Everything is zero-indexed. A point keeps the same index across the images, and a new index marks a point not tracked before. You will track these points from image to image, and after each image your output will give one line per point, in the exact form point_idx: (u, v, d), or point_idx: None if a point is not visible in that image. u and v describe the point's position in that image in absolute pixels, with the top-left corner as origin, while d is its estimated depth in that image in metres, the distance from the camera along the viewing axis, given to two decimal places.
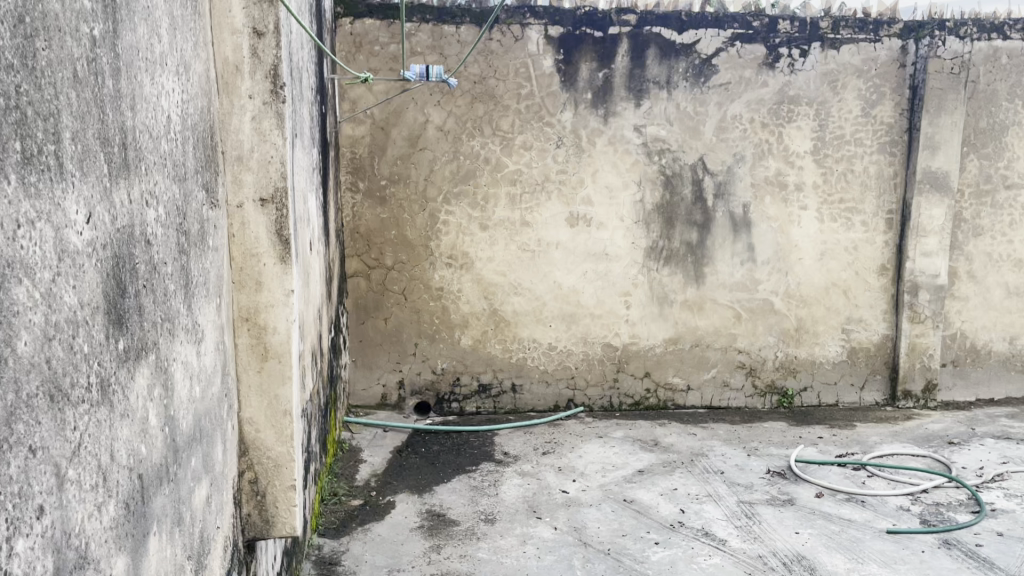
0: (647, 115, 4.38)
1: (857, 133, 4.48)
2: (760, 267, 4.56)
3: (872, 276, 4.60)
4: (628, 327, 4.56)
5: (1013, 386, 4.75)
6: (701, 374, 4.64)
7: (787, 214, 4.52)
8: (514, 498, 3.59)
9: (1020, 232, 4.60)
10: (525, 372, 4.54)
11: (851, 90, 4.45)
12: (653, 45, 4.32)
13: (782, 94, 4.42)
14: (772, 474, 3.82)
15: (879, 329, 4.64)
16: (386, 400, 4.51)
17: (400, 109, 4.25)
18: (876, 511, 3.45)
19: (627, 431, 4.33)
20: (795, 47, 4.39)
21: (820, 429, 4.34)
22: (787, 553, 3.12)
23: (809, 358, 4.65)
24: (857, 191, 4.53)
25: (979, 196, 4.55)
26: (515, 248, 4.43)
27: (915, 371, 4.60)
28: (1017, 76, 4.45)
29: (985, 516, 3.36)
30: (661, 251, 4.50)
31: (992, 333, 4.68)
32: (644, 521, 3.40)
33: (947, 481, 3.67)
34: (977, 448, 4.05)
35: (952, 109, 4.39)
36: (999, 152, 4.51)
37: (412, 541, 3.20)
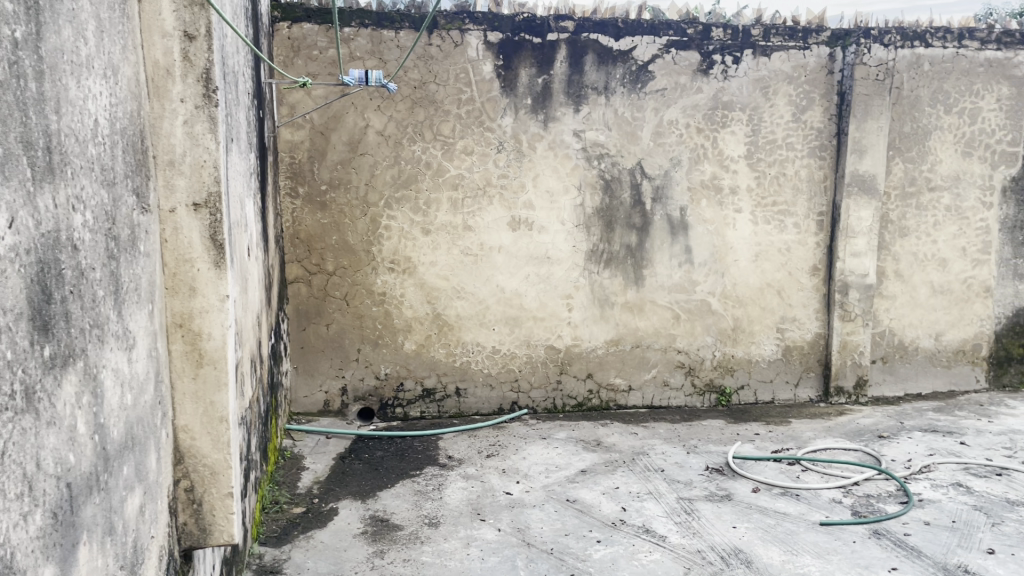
0: (586, 120, 4.45)
1: (788, 138, 4.61)
2: (697, 269, 4.66)
3: (804, 277, 4.74)
4: (570, 329, 4.61)
5: (940, 381, 4.87)
6: (642, 375, 4.71)
7: (722, 217, 4.63)
8: (458, 502, 3.60)
9: (944, 233, 4.74)
10: (469, 376, 4.56)
11: (782, 96, 4.58)
12: (591, 50, 4.39)
13: (716, 100, 4.53)
14: (710, 471, 3.91)
15: (812, 328, 4.77)
16: (329, 407, 4.47)
17: (340, 114, 4.24)
18: (810, 504, 3.56)
19: (570, 432, 4.38)
20: (728, 54, 4.50)
21: (757, 426, 4.44)
22: (724, 547, 3.20)
23: (746, 356, 4.76)
24: (788, 194, 4.66)
25: (905, 198, 4.70)
26: (457, 253, 4.45)
27: (846, 367, 4.75)
28: (939, 82, 4.61)
29: (912, 506, 3.49)
30: (602, 254, 4.57)
31: (918, 331, 4.82)
32: (587, 519, 3.45)
33: (877, 473, 3.80)
34: (906, 440, 4.18)
35: (878, 114, 4.53)
36: (923, 156, 4.66)
37: (355, 547, 3.19)
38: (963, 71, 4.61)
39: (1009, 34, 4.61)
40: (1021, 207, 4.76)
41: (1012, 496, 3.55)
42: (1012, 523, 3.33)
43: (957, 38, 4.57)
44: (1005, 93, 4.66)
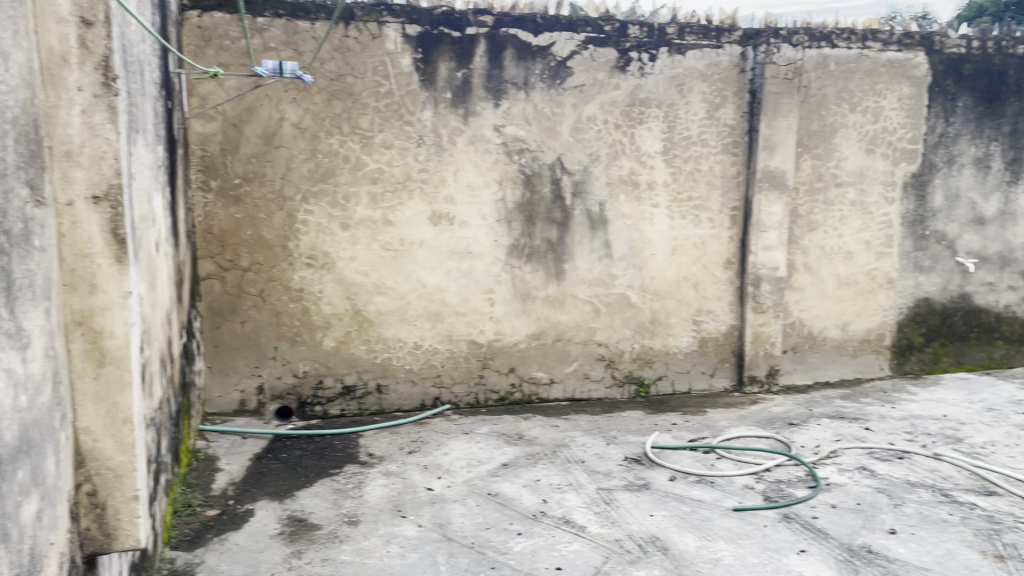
0: (506, 115, 4.46)
1: (702, 135, 4.72)
2: (616, 263, 4.72)
3: (718, 270, 4.86)
4: (492, 324, 4.62)
5: (847, 369, 5.07)
6: (563, 368, 4.76)
7: (640, 212, 4.71)
8: (379, 499, 3.56)
9: (849, 227, 4.93)
10: (390, 372, 4.52)
11: (696, 93, 4.67)
12: (510, 45, 4.39)
13: (633, 97, 4.60)
14: (629, 461, 3.98)
15: (726, 319, 4.91)
16: (245, 406, 4.36)
17: (253, 106, 4.13)
18: (724, 490, 3.66)
19: (492, 426, 4.39)
20: (645, 51, 4.58)
21: (674, 416, 4.54)
22: (642, 535, 3.27)
23: (664, 348, 4.86)
24: (703, 190, 4.78)
25: (813, 193, 4.86)
26: (378, 248, 4.39)
27: (759, 357, 4.90)
28: (844, 82, 4.78)
29: (820, 490, 3.63)
30: (523, 248, 4.59)
31: (826, 321, 5.00)
32: (508, 512, 3.46)
33: (787, 459, 3.94)
34: (815, 427, 4.34)
35: (787, 112, 4.68)
36: (829, 153, 4.84)
37: (272, 548, 3.12)
38: (866, 71, 4.79)
39: (909, 36, 4.80)
40: (920, 202, 4.96)
41: (912, 478, 3.73)
42: (911, 504, 3.49)
43: (861, 40, 4.75)
44: (906, 93, 4.84)
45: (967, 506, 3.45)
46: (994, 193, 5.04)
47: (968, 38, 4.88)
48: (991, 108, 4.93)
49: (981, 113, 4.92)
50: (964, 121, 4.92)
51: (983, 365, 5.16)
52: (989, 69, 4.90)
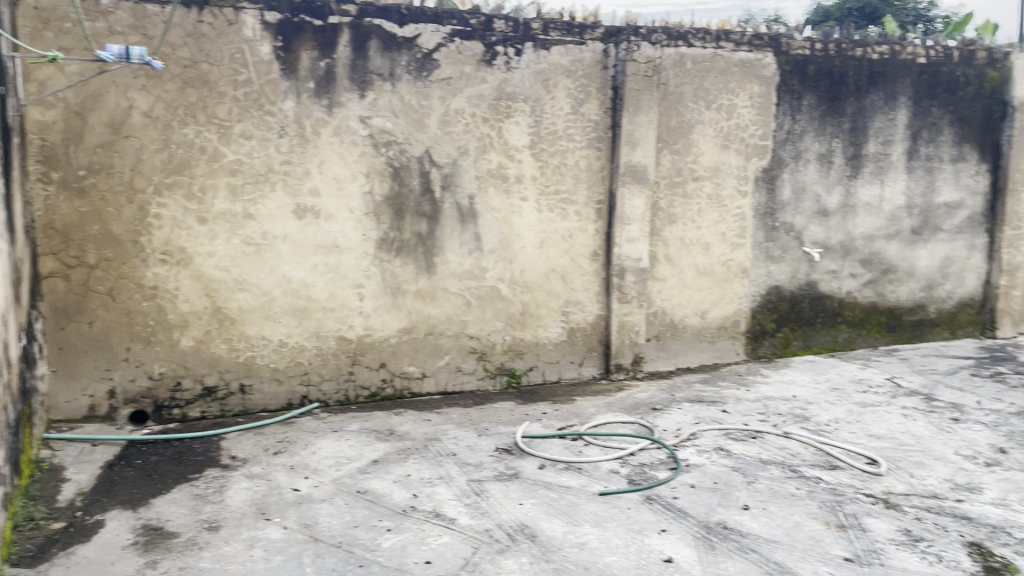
0: (372, 107, 4.38)
1: (567, 129, 4.81)
2: (486, 256, 4.74)
3: (585, 262, 4.97)
4: (361, 319, 4.53)
5: (706, 354, 5.30)
6: (435, 362, 4.74)
7: (509, 205, 4.75)
8: (242, 503, 3.44)
9: (706, 220, 5.15)
10: (254, 372, 4.37)
11: (561, 88, 4.76)
12: (374, 36, 4.34)
13: (500, 91, 4.63)
14: (499, 452, 4.01)
15: (593, 310, 5.03)
16: (95, 411, 4.10)
17: (98, 93, 3.89)
18: (590, 476, 3.75)
19: (362, 423, 4.32)
20: (511, 46, 4.61)
21: (544, 406, 4.62)
22: (510, 524, 3.31)
23: (534, 340, 4.93)
24: (569, 183, 4.87)
25: (673, 186, 5.05)
26: (238, 242, 4.23)
27: (624, 346, 5.05)
28: (700, 80, 4.99)
29: (680, 471, 3.79)
30: (392, 242, 4.53)
31: (687, 309, 5.21)
32: (377, 509, 3.42)
33: (650, 443, 4.08)
34: (676, 411, 4.52)
35: (648, 108, 4.84)
36: (687, 148, 5.03)
37: (124, 560, 2.96)
38: (720, 70, 5.02)
39: (759, 37, 5.07)
40: (770, 195, 5.25)
41: (764, 456, 3.94)
42: (763, 480, 3.70)
43: (714, 40, 4.98)
44: (756, 92, 5.11)
45: (813, 480, 3.68)
46: (836, 187, 5.38)
47: (812, 41, 5.19)
48: (833, 106, 5.26)
49: (824, 111, 5.25)
50: (809, 119, 5.23)
51: (828, 348, 5.51)
52: (830, 70, 5.23)
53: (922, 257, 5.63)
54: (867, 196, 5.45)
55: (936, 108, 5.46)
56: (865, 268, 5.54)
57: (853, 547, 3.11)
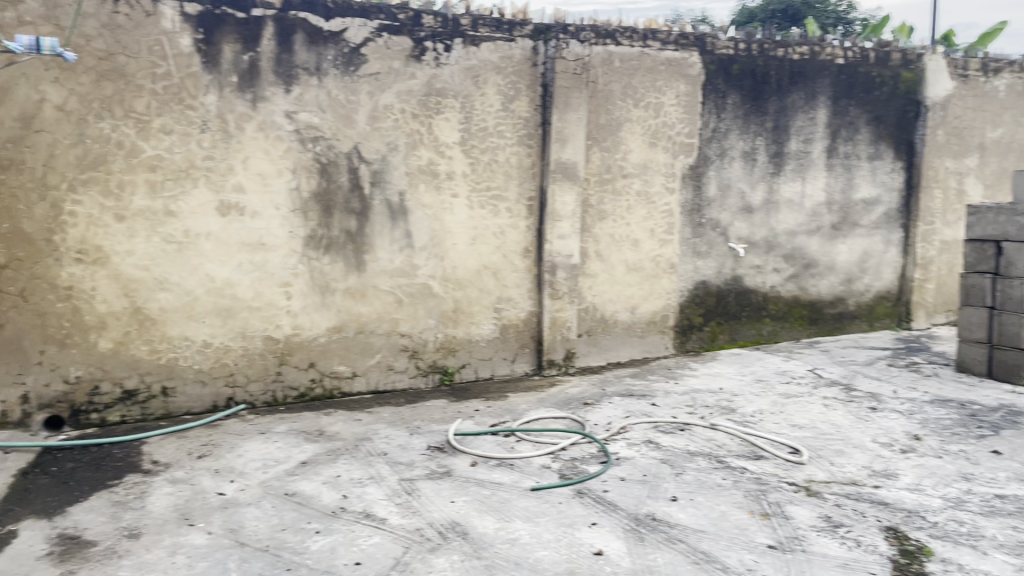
0: (298, 102, 4.31)
1: (498, 126, 4.80)
2: (417, 253, 4.71)
3: (517, 258, 4.98)
4: (289, 318, 4.45)
5: (637, 349, 5.38)
6: (366, 361, 4.68)
7: (439, 202, 4.72)
8: (164, 508, 3.34)
9: (635, 216, 5.22)
10: (177, 374, 4.24)
11: (491, 85, 4.75)
12: (300, 30, 4.27)
13: (429, 87, 4.60)
14: (431, 450, 3.99)
15: (525, 306, 5.04)
16: (7, 418, 3.93)
17: (7, 85, 3.72)
18: (522, 472, 3.76)
19: (291, 424, 4.24)
20: (439, 42, 4.59)
21: (477, 403, 4.61)
22: (442, 522, 3.29)
23: (466, 337, 4.91)
24: (501, 180, 4.87)
25: (603, 183, 5.10)
26: (159, 240, 4.10)
27: (556, 341, 5.08)
28: (628, 78, 5.05)
29: (611, 465, 3.83)
30: (320, 240, 4.46)
31: (617, 305, 5.27)
32: (306, 511, 3.36)
33: (582, 438, 4.11)
34: (607, 405, 4.57)
35: (577, 106, 4.88)
36: (616, 145, 5.09)
37: (37, 571, 2.84)
38: (648, 69, 5.09)
39: (684, 37, 5.17)
40: (697, 192, 5.35)
41: (692, 448, 4.02)
42: (691, 472, 3.77)
43: (641, 39, 5.05)
44: (683, 91, 5.20)
45: (738, 470, 3.77)
46: (760, 184, 5.51)
47: (735, 41, 5.31)
48: (756, 105, 5.39)
49: (748, 110, 5.38)
50: (734, 118, 5.35)
51: (753, 341, 5.65)
52: (754, 70, 5.36)
53: (842, 252, 5.82)
54: (789, 192, 5.61)
55: (853, 108, 5.65)
56: (788, 263, 5.69)
57: (776, 534, 3.20)
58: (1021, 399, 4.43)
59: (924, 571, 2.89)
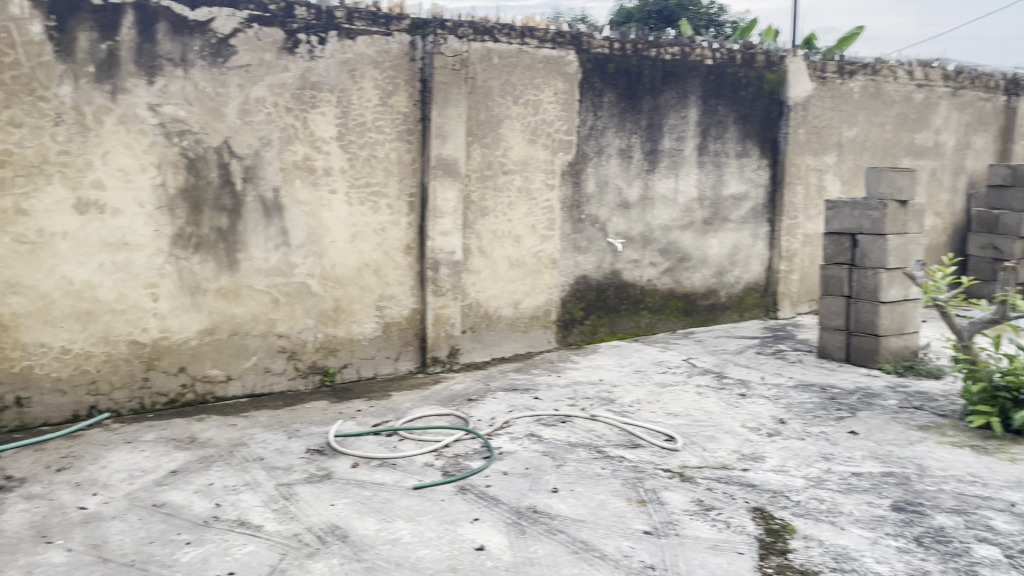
0: (162, 94, 4.11)
1: (376, 121, 4.73)
2: (294, 251, 4.58)
3: (398, 256, 4.93)
4: (157, 321, 4.24)
5: (520, 344, 5.43)
6: (241, 363, 4.52)
7: (316, 198, 4.61)
8: (17, 527, 3.12)
9: (517, 212, 5.26)
10: (32, 383, 3.97)
11: (368, 79, 4.68)
12: (163, 19, 4.08)
13: (303, 80, 4.48)
14: (311, 453, 3.90)
15: (408, 304, 5.00)
16: None
17: None
18: (404, 471, 3.73)
19: (160, 432, 4.05)
20: (313, 34, 4.48)
21: (359, 403, 4.54)
22: (321, 526, 3.22)
23: (347, 336, 4.82)
24: (380, 175, 4.80)
25: (484, 180, 5.10)
26: (9, 241, 3.82)
27: (440, 338, 5.06)
28: (506, 75, 5.08)
29: (493, 460, 3.85)
30: (189, 238, 4.27)
31: (500, 301, 5.30)
32: (175, 522, 3.22)
33: (464, 434, 4.12)
34: (491, 401, 4.59)
35: (456, 102, 4.87)
36: (496, 142, 5.11)
37: None
38: (526, 66, 5.14)
39: (560, 35, 5.25)
40: (576, 188, 5.45)
41: (573, 439, 4.09)
42: (572, 463, 3.83)
43: (519, 36, 5.09)
44: (560, 88, 5.28)
45: (617, 459, 3.87)
46: (636, 180, 5.66)
47: (610, 40, 5.44)
48: (631, 104, 5.54)
49: (623, 108, 5.51)
50: (610, 115, 5.48)
51: (632, 333, 5.82)
52: (628, 69, 5.50)
53: (713, 246, 6.06)
54: (663, 189, 5.79)
55: (722, 107, 5.89)
56: (663, 257, 5.88)
57: (652, 520, 3.30)
58: (876, 382, 4.74)
59: (788, 548, 3.05)
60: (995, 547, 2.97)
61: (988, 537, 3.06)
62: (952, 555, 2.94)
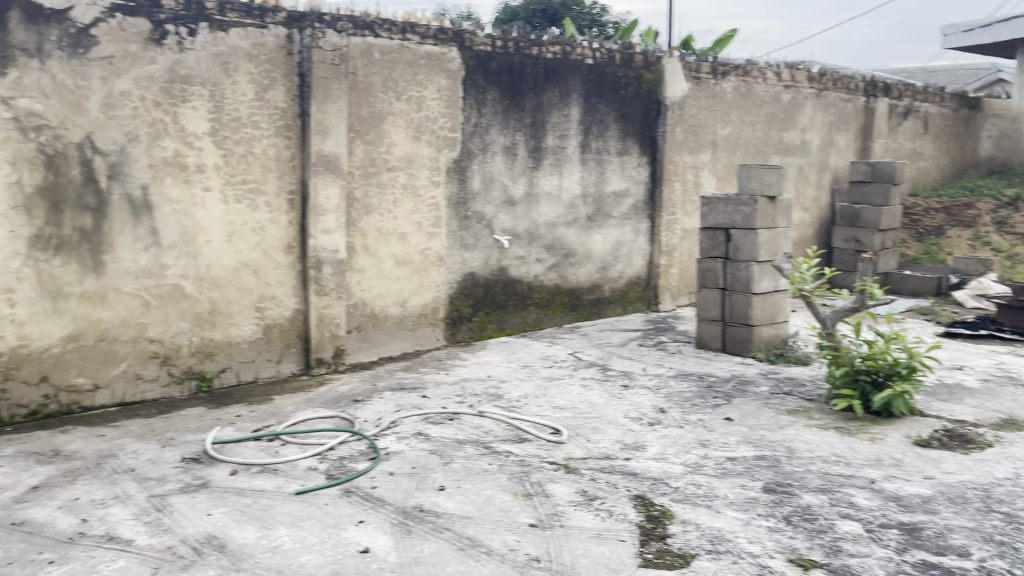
0: (16, 86, 3.84)
1: (252, 117, 4.59)
2: (166, 251, 4.38)
3: (279, 255, 4.80)
4: (15, 328, 3.96)
5: (407, 343, 5.39)
6: (109, 370, 4.29)
7: (189, 196, 4.43)
8: None
9: (402, 210, 5.21)
10: None
11: (243, 73, 4.53)
12: (15, 6, 3.81)
13: (173, 73, 4.29)
14: (186, 462, 3.75)
15: (290, 304, 4.87)
16: None
17: None
18: (286, 476, 3.64)
19: (20, 447, 3.79)
20: (182, 25, 4.30)
21: (239, 408, 4.40)
22: (197, 537, 3.10)
23: (225, 339, 4.66)
24: (257, 172, 4.66)
25: (367, 177, 5.03)
26: None
27: (324, 339, 4.96)
28: (387, 71, 5.02)
29: (379, 461, 3.80)
30: (49, 239, 4.01)
31: (386, 300, 5.24)
32: (36, 541, 3.02)
33: (350, 436, 4.05)
34: (378, 401, 4.53)
35: (336, 97, 4.78)
36: (379, 138, 5.04)
37: None
38: (408, 62, 5.10)
39: (443, 32, 5.24)
40: (462, 185, 5.45)
41: (460, 436, 4.10)
42: (459, 460, 3.83)
43: (400, 32, 5.04)
44: (443, 85, 5.26)
45: (503, 454, 3.89)
46: (521, 177, 5.71)
47: (493, 38, 5.46)
48: (514, 102, 5.59)
49: (507, 106, 5.55)
50: (494, 113, 5.51)
51: (520, 329, 5.87)
52: (511, 67, 5.54)
53: (597, 241, 6.19)
54: (548, 186, 5.86)
55: (603, 106, 6.03)
56: (549, 253, 5.96)
57: (537, 513, 3.33)
58: (749, 370, 4.96)
59: (667, 533, 3.15)
60: (856, 522, 3.16)
61: (850, 513, 3.25)
62: (817, 531, 3.10)
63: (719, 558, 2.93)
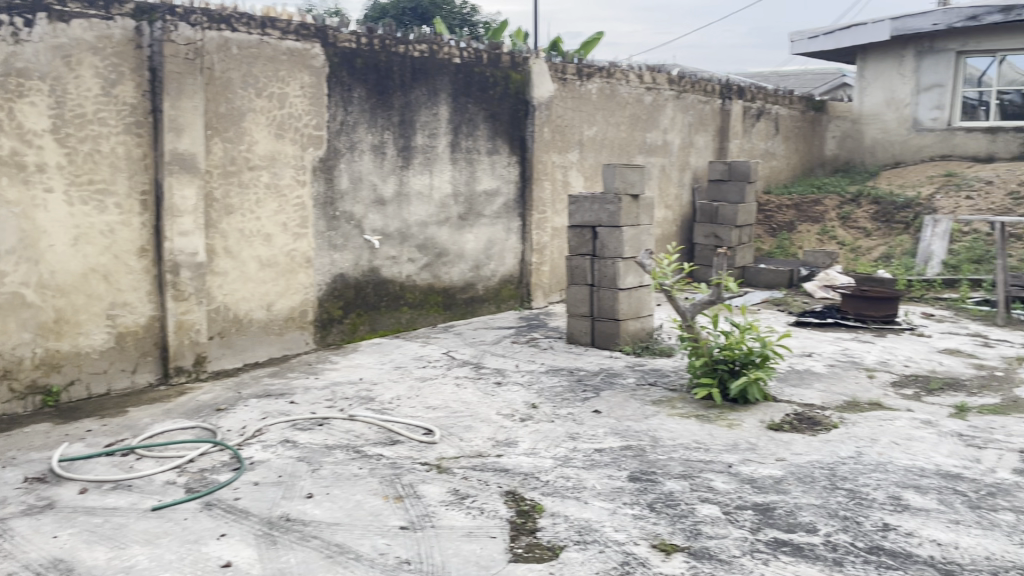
0: None
1: (99, 113, 4.33)
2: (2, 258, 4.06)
3: (131, 260, 4.55)
4: None
5: (274, 347, 5.23)
6: None
7: (29, 197, 4.12)
8: None
9: (266, 210, 5.06)
10: None
11: (87, 67, 4.27)
12: None
13: (7, 66, 3.99)
14: (29, 482, 3.50)
15: (145, 311, 4.63)
16: None
17: None
18: (141, 492, 3.46)
19: None
20: (18, 15, 4.00)
21: (89, 422, 4.15)
22: (41, 562, 2.90)
23: (73, 349, 4.37)
24: (106, 172, 4.40)
25: (227, 176, 4.85)
26: None
27: (184, 347, 4.75)
28: (246, 67, 4.86)
29: (242, 470, 3.68)
30: None
31: (251, 303, 5.07)
32: None
33: (211, 447, 3.90)
34: (242, 409, 4.38)
35: (191, 93, 4.59)
36: (239, 137, 4.87)
37: None
38: (268, 58, 4.95)
39: (305, 27, 5.12)
40: (329, 184, 5.34)
41: (329, 441, 4.02)
42: (328, 465, 3.76)
43: (259, 27, 4.89)
44: (307, 82, 5.14)
45: (374, 457, 3.85)
46: (390, 176, 5.66)
47: (357, 35, 5.39)
48: (382, 100, 5.53)
49: (374, 104, 5.49)
50: (360, 111, 5.43)
51: (391, 330, 5.83)
52: (377, 64, 5.48)
53: (469, 240, 6.22)
54: (418, 185, 5.84)
55: (471, 105, 6.06)
56: (421, 253, 5.94)
57: (408, 514, 3.31)
58: (616, 363, 5.11)
59: (536, 527, 3.20)
60: (715, 506, 3.31)
61: (709, 497, 3.40)
62: (678, 516, 3.23)
63: (586, 548, 3.00)
